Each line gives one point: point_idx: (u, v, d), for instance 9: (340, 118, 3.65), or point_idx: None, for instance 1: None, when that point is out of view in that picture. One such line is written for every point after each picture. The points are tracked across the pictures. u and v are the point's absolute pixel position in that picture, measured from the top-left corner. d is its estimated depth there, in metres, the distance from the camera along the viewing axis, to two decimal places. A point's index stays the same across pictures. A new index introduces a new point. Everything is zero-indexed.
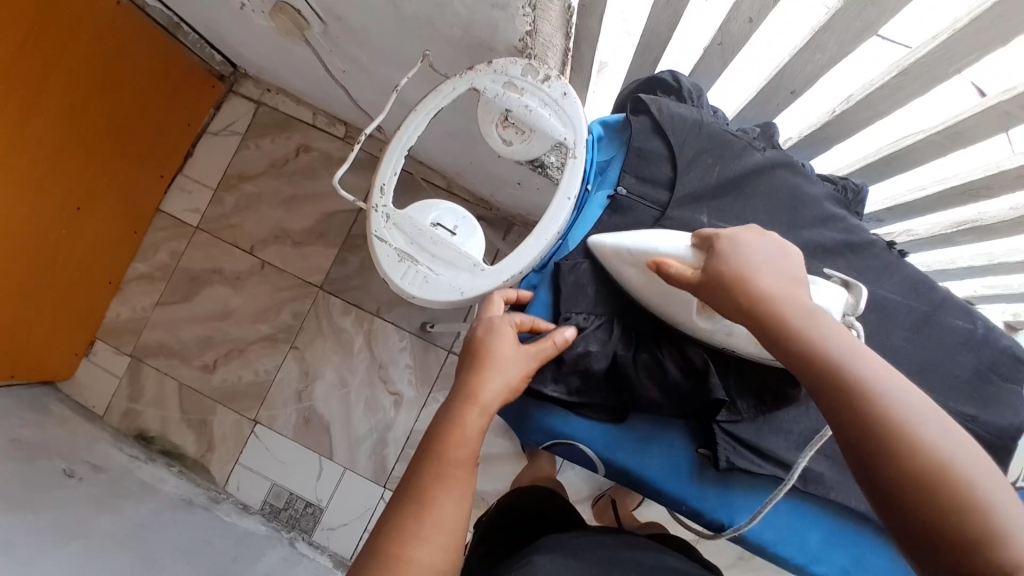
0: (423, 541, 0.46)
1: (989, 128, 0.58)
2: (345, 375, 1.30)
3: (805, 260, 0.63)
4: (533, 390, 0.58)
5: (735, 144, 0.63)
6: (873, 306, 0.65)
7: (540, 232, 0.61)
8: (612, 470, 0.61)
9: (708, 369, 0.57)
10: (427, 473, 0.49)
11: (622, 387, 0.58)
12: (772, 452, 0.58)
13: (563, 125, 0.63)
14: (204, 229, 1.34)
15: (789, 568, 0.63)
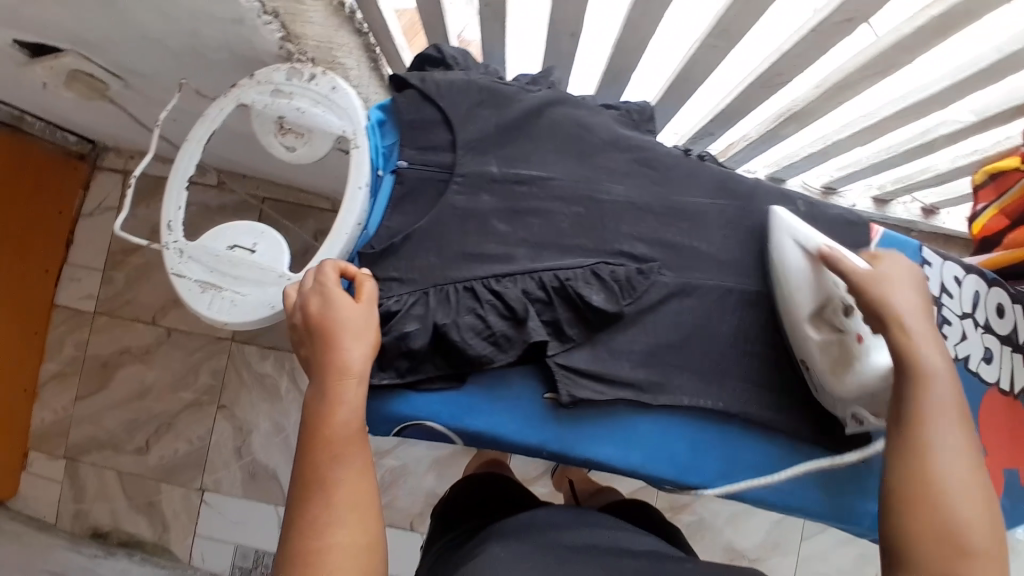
0: (335, 526, 0.47)
1: (751, 12, 0.59)
2: (279, 420, 1.29)
3: (602, 183, 0.66)
4: None
5: (505, 93, 0.65)
6: (682, 212, 0.68)
7: (339, 227, 0.60)
8: (465, 438, 0.61)
9: (531, 312, 0.60)
10: (322, 458, 0.49)
11: (453, 350, 0.58)
12: (610, 374, 0.62)
13: (339, 117, 0.62)
14: (102, 312, 1.30)
15: (674, 486, 0.65)
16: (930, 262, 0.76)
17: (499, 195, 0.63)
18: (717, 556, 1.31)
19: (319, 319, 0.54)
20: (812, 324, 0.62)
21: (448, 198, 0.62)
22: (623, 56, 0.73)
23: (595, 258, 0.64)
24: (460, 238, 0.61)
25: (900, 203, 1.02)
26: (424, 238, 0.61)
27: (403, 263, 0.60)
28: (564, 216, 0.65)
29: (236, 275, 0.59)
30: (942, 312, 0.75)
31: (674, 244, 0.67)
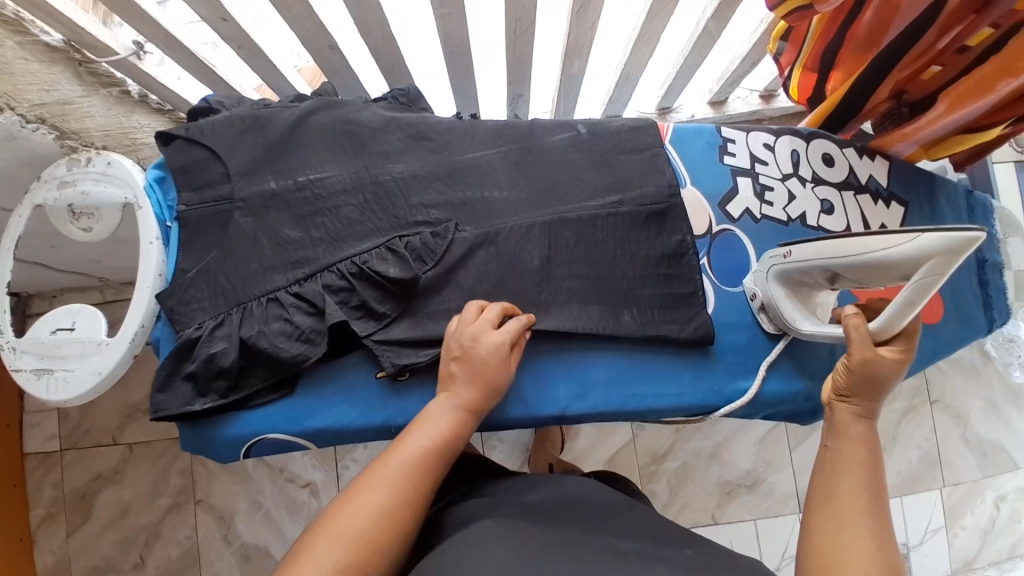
0: (369, 491, 0.53)
1: None
2: (255, 496, 1.31)
3: (381, 165, 0.70)
4: (192, 415, 0.61)
5: (265, 114, 0.68)
6: (465, 169, 0.71)
7: (141, 281, 0.64)
8: (311, 437, 0.65)
9: (331, 300, 0.63)
10: (390, 453, 0.56)
11: (268, 358, 0.61)
12: (431, 335, 0.66)
13: (121, 188, 0.67)
14: (67, 447, 1.34)
15: (529, 424, 0.68)
16: (733, 140, 0.75)
17: (282, 207, 0.67)
18: (711, 495, 1.30)
19: (466, 338, 0.62)
20: (831, 277, 0.62)
21: (236, 225, 0.65)
22: (385, 51, 0.78)
23: (390, 235, 0.67)
24: (256, 255, 0.65)
25: (736, 97, 1.02)
26: (218, 266, 0.64)
27: (206, 291, 0.63)
28: (353, 206, 0.68)
29: (64, 355, 0.64)
30: (760, 183, 0.74)
31: (461, 203, 0.70)
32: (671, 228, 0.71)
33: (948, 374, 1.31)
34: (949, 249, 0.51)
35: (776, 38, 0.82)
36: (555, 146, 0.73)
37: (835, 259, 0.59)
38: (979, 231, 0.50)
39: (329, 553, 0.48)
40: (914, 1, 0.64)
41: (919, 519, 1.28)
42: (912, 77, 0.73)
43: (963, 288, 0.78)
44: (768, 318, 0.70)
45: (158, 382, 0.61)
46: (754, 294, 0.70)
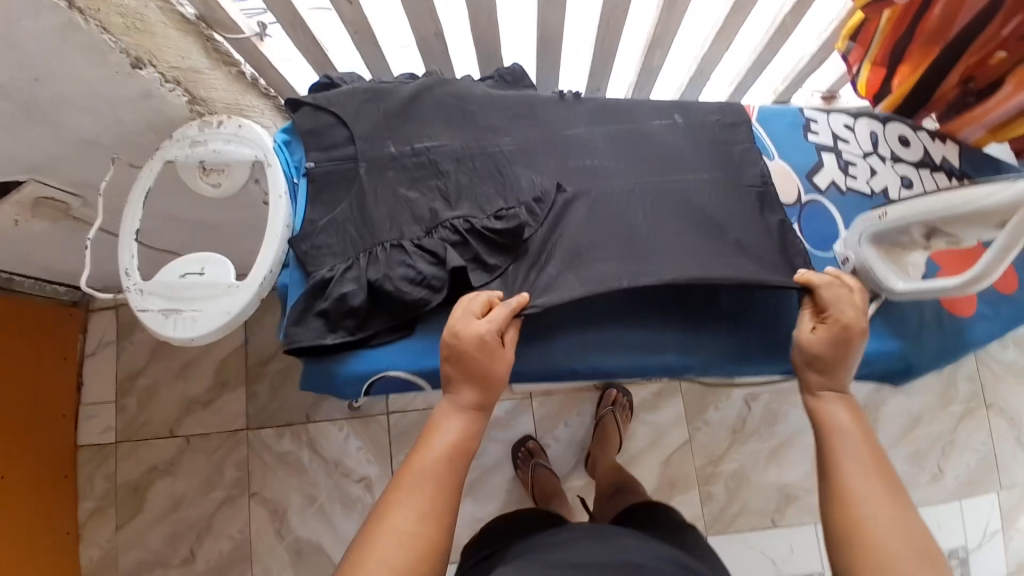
0: (397, 518, 0.54)
1: None
2: (311, 491, 1.31)
3: (490, 137, 0.74)
4: (320, 349, 0.65)
5: (385, 87, 0.74)
6: (568, 142, 0.76)
7: (272, 229, 0.68)
8: (428, 379, 0.68)
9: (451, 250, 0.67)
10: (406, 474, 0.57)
11: (392, 300, 0.65)
12: (541, 290, 0.68)
13: (250, 147, 0.71)
14: (121, 440, 1.34)
15: (633, 375, 0.72)
16: (815, 119, 0.80)
17: (400, 168, 0.71)
18: (769, 499, 1.28)
19: (452, 343, 0.61)
20: (927, 230, 0.65)
21: (362, 179, 0.70)
22: (489, 38, 0.83)
23: (499, 201, 0.71)
24: (371, 207, 0.69)
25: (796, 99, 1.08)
26: (347, 217, 0.68)
27: (331, 238, 0.68)
28: (463, 169, 0.72)
29: (193, 296, 0.67)
30: (843, 158, 0.79)
31: (565, 170, 0.74)
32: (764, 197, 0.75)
33: (999, 376, 1.33)
34: None
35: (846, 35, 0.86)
36: (652, 123, 0.78)
37: (934, 214, 0.62)
38: None
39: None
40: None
41: (977, 523, 1.28)
42: (980, 64, 0.78)
43: None
44: (862, 282, 0.72)
45: (292, 317, 0.65)
46: (846, 260, 0.73)
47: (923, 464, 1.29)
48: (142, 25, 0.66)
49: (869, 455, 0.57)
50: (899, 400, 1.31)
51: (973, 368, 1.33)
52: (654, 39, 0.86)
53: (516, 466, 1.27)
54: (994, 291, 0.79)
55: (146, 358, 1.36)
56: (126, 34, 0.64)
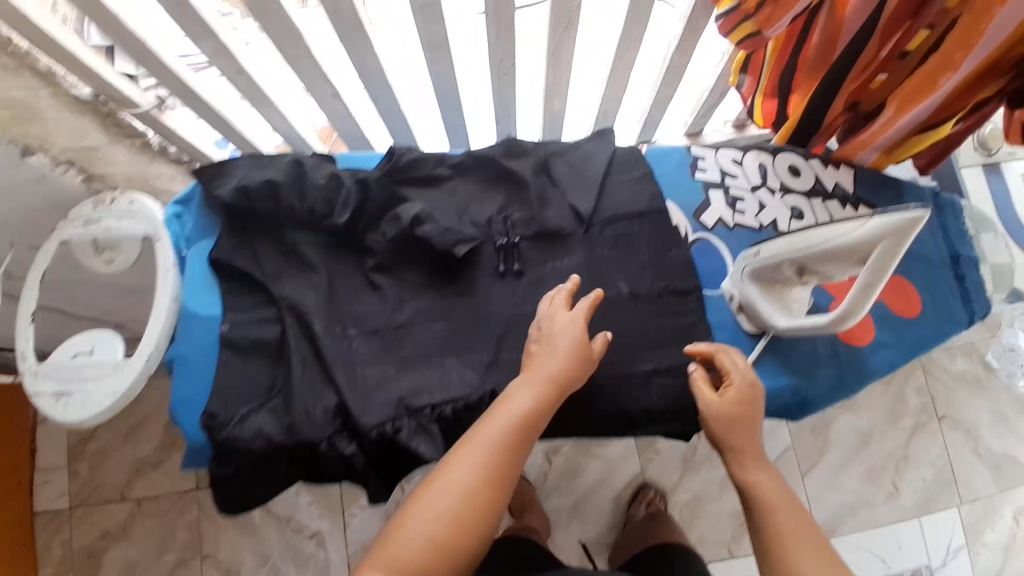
0: (434, 495, 0.55)
1: (432, 22, 0.69)
2: (262, 548, 1.31)
3: (419, 325, 0.70)
4: (225, 502, 0.67)
5: (307, 254, 0.70)
6: (510, 321, 0.72)
7: (158, 305, 0.67)
8: None
9: (357, 451, 0.64)
10: (454, 456, 0.57)
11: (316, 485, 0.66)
12: None
13: (140, 224, 0.71)
14: (74, 507, 1.34)
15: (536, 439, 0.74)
16: (703, 157, 0.83)
17: (314, 369, 0.66)
18: (725, 526, 1.28)
19: (545, 333, 0.65)
20: (798, 269, 0.67)
21: (280, 365, 0.67)
22: (382, 94, 0.83)
23: (426, 400, 0.66)
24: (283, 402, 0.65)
25: (711, 129, 1.10)
26: (259, 370, 0.67)
27: (246, 435, 0.63)
28: (386, 363, 0.68)
29: (86, 377, 0.68)
30: (730, 194, 0.81)
31: (501, 361, 0.70)
32: (654, 241, 0.76)
33: (952, 389, 1.31)
34: (894, 226, 0.57)
35: (736, 70, 0.88)
36: (556, 172, 0.77)
37: (801, 250, 0.65)
38: (923, 212, 0.56)
39: (413, 559, 0.52)
40: (852, 19, 0.70)
41: (939, 538, 1.26)
42: (862, 88, 0.79)
43: (937, 282, 0.82)
44: (749, 318, 0.74)
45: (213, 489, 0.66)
46: (732, 294, 0.75)
47: (878, 481, 1.27)
48: (29, 113, 0.69)
49: (806, 528, 0.60)
50: (849, 418, 1.30)
51: (923, 382, 1.31)
52: (549, 86, 0.88)
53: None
54: (895, 317, 0.79)
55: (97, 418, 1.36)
56: (11, 125, 0.69)
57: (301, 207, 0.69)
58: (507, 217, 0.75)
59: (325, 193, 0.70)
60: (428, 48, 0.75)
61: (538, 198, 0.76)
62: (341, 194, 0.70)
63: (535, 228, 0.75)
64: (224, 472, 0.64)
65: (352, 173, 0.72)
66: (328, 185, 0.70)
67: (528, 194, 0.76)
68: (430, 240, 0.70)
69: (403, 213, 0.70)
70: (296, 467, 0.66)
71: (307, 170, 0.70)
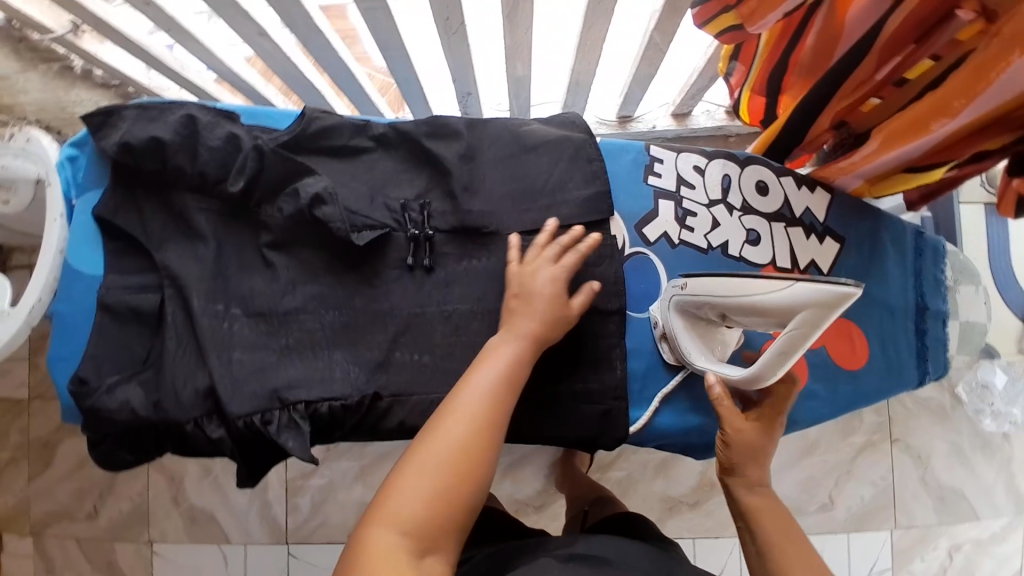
0: (433, 451, 0.52)
1: None
2: (206, 462, 1.35)
3: (310, 312, 0.66)
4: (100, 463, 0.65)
5: (196, 220, 0.65)
6: (411, 321, 0.67)
7: (43, 256, 0.65)
8: None
9: (226, 435, 0.62)
10: (443, 415, 0.54)
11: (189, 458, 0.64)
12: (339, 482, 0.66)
13: (34, 165, 0.68)
14: (35, 397, 1.38)
15: None
16: (661, 159, 0.74)
17: (190, 347, 0.63)
18: (652, 508, 1.27)
19: (527, 280, 0.61)
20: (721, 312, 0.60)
21: (160, 334, 0.63)
22: (317, 37, 0.74)
23: (303, 395, 0.62)
24: (153, 376, 0.62)
25: (701, 111, 1.00)
26: (136, 336, 0.64)
27: (112, 405, 0.60)
28: (269, 350, 0.64)
29: None
30: (683, 207, 0.73)
31: (389, 361, 0.66)
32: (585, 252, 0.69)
33: (912, 412, 1.26)
34: (818, 300, 0.49)
35: (726, 57, 0.78)
36: (488, 161, 0.69)
37: (720, 297, 0.58)
38: (855, 286, 0.48)
39: (415, 515, 0.49)
40: (857, 24, 0.58)
41: (864, 555, 1.25)
42: (851, 109, 0.68)
43: (892, 334, 0.77)
44: (673, 353, 0.69)
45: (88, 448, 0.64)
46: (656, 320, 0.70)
47: (817, 494, 1.24)
48: None
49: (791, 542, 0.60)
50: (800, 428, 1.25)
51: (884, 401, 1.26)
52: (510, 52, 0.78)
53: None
54: (832, 366, 0.75)
55: None
56: None
57: (191, 169, 0.64)
58: (425, 204, 0.68)
59: (219, 156, 0.64)
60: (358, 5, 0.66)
61: (463, 186, 0.68)
62: (237, 160, 0.64)
63: (453, 222, 0.68)
64: (94, 436, 0.63)
65: (253, 137, 0.66)
66: (224, 148, 0.64)
67: (452, 181, 0.68)
68: (329, 223, 0.64)
69: (304, 190, 0.64)
70: (168, 443, 0.64)
71: (201, 129, 0.64)
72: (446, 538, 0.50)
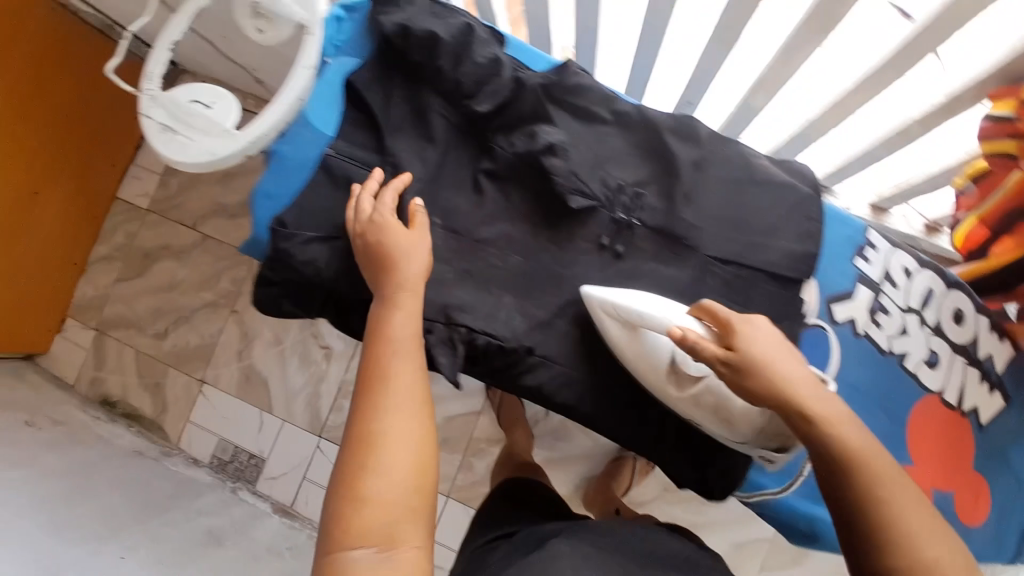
0: (384, 409, 0.53)
1: None
2: (280, 333, 1.40)
3: (501, 250, 0.67)
4: (262, 303, 0.68)
5: (434, 123, 0.66)
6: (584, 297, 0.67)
7: (281, 96, 0.66)
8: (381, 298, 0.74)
9: None
10: (371, 371, 0.55)
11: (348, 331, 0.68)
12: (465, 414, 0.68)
13: (302, 9, 0.68)
14: (153, 210, 1.45)
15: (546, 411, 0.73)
16: (876, 247, 0.72)
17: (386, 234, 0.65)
18: None
19: (383, 245, 0.60)
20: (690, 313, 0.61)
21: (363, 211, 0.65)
22: None
23: (468, 320, 0.63)
24: (345, 245, 0.65)
25: (902, 213, 0.96)
26: (340, 205, 0.66)
27: (302, 257, 0.64)
28: (448, 267, 0.65)
29: (194, 126, 0.68)
30: (879, 301, 0.72)
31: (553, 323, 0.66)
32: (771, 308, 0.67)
33: None
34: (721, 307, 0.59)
35: (967, 177, 0.78)
36: (715, 180, 0.67)
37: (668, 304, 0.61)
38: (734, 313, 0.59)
39: (396, 471, 0.51)
40: None
41: None
42: None
43: (1014, 507, 0.79)
44: (679, 381, 0.64)
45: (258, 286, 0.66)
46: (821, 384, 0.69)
47: None
48: None
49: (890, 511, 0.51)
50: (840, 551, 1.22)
51: None
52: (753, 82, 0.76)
53: (490, 400, 1.30)
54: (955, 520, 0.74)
55: None
56: None
57: (450, 74, 0.65)
58: (640, 193, 0.67)
59: (479, 73, 0.65)
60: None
61: (684, 195, 0.66)
62: (494, 83, 0.65)
63: (661, 222, 0.67)
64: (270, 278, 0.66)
65: (513, 69, 0.67)
66: (486, 67, 0.65)
67: (675, 186, 0.67)
68: (553, 176, 0.65)
69: (541, 136, 0.65)
70: (332, 307, 0.68)
71: (474, 42, 0.66)
72: (415, 521, 0.51)
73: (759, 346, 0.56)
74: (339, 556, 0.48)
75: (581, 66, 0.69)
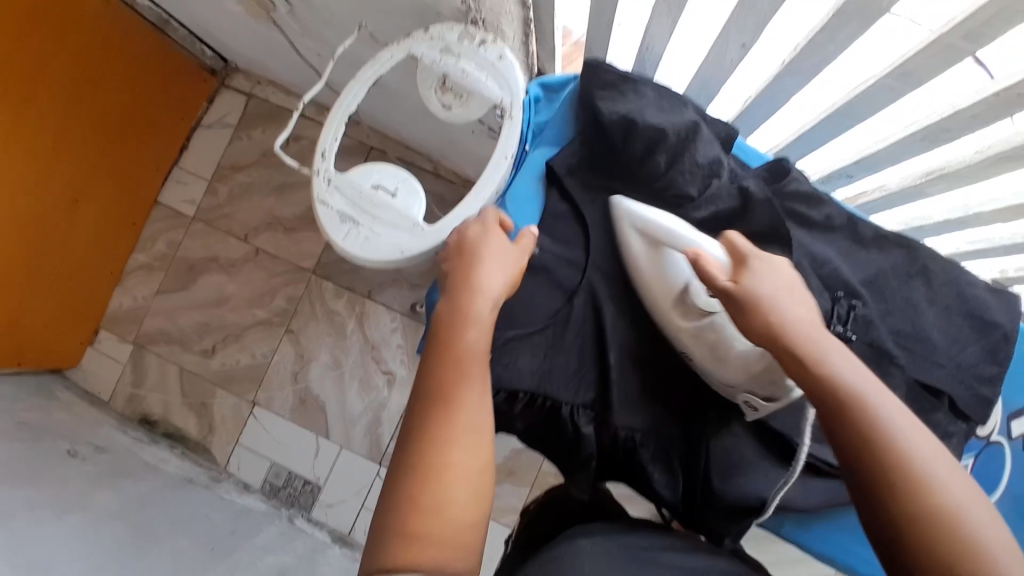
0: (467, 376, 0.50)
1: (933, 66, 0.56)
2: (339, 356, 1.34)
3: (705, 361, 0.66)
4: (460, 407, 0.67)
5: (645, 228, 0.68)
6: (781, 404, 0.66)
7: (477, 192, 0.65)
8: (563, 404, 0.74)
9: (588, 420, 0.64)
10: (446, 321, 0.53)
11: (549, 432, 0.67)
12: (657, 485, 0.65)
13: (501, 87, 0.66)
14: (199, 219, 1.41)
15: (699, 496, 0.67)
16: None
17: (589, 335, 0.66)
18: None
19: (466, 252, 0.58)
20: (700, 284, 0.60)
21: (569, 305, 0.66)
22: (776, 96, 0.72)
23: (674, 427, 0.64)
24: (547, 340, 0.64)
25: None
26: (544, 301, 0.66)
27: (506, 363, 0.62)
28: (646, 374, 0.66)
29: (376, 215, 0.63)
30: None
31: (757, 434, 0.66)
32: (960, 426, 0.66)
33: None
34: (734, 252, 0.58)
35: None
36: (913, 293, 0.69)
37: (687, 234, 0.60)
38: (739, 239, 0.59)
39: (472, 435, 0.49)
40: None
41: None
42: None
43: None
44: (686, 311, 0.61)
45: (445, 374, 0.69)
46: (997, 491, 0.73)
47: None
48: None
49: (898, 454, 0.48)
50: None
51: None
52: (913, 185, 0.75)
53: None
54: None
55: (267, 150, 1.39)
56: None
57: (664, 174, 0.64)
58: (854, 305, 0.66)
59: (694, 173, 0.64)
60: (837, 103, 0.67)
61: (884, 308, 0.68)
62: (714, 188, 0.65)
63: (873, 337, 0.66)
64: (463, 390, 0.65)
65: (728, 170, 0.67)
66: (706, 169, 0.64)
67: (877, 297, 0.68)
68: None
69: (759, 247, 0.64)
70: (532, 416, 0.66)
71: (697, 141, 0.64)
72: (468, 486, 0.47)
73: (764, 285, 0.55)
74: (408, 539, 0.44)
75: (794, 168, 0.69)
